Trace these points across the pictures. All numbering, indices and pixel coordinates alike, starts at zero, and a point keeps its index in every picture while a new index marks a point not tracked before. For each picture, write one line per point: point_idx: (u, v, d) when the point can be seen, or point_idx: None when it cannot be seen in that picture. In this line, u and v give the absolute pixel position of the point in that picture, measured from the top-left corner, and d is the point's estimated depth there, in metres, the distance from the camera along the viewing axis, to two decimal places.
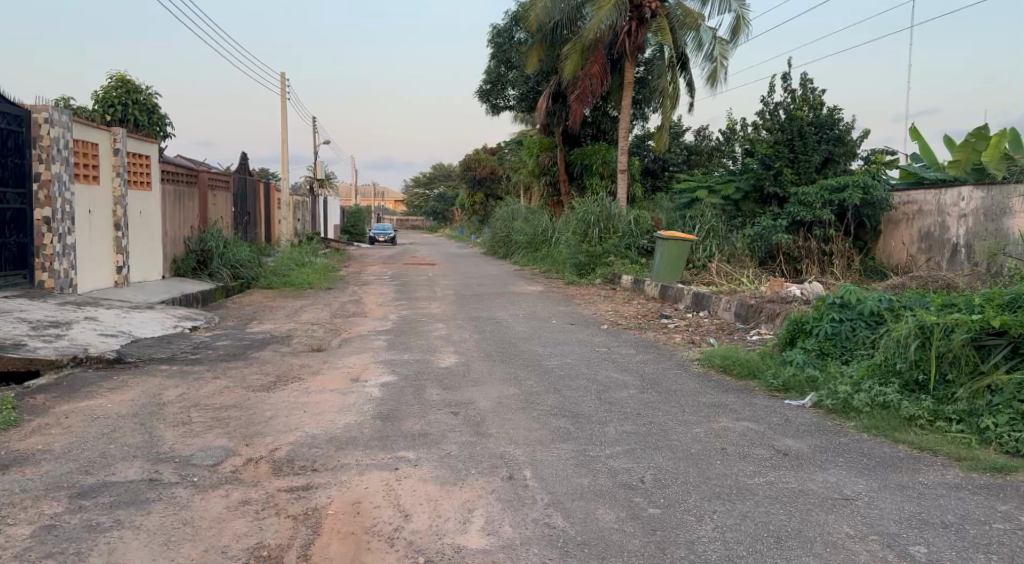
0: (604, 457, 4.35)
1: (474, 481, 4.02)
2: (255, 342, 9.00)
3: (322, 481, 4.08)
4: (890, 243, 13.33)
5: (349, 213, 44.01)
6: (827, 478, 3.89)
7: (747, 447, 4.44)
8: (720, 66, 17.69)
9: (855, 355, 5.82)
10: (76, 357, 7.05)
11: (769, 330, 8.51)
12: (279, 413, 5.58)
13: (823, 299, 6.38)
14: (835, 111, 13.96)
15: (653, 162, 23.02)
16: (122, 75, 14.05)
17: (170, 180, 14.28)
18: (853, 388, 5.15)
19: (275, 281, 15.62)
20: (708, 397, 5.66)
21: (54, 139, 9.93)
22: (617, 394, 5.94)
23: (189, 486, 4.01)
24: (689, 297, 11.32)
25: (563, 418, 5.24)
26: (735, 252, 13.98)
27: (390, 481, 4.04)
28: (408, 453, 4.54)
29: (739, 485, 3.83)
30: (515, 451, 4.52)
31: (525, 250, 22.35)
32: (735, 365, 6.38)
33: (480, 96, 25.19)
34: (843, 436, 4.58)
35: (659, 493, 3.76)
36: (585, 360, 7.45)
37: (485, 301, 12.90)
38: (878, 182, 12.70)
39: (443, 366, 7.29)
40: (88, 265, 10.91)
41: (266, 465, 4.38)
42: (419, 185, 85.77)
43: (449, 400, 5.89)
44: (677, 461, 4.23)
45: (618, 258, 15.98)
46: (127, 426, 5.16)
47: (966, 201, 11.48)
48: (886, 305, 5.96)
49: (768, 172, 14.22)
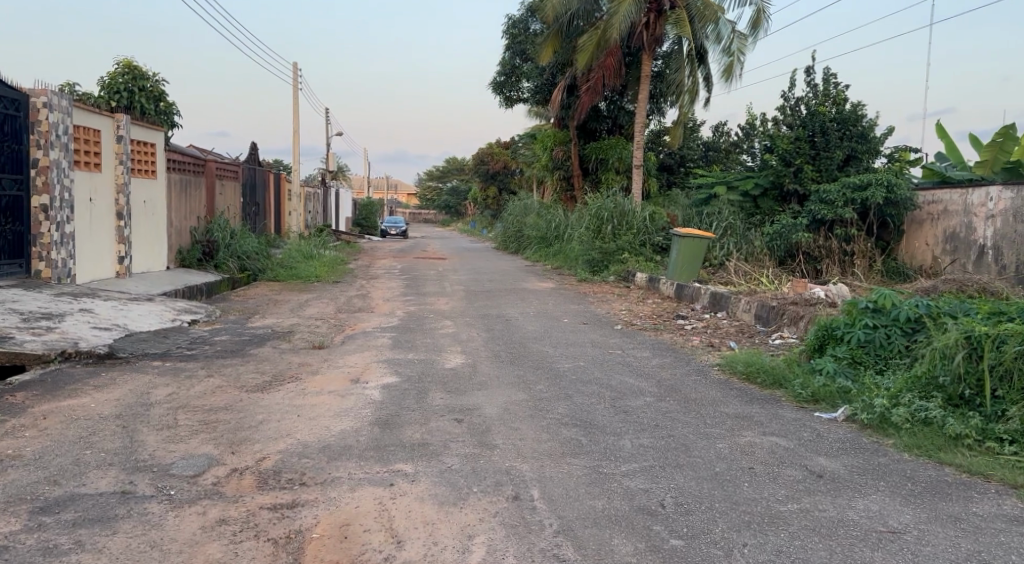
0: (619, 475, 3.96)
1: (477, 501, 3.64)
2: (255, 337, 8.67)
3: (310, 498, 3.72)
4: (914, 244, 12.79)
5: (362, 206, 43.72)
6: (868, 506, 3.47)
7: (777, 467, 4.04)
8: (736, 61, 17.01)
9: (891, 365, 5.38)
10: (65, 352, 6.73)
11: (792, 335, 8.07)
12: (272, 417, 5.23)
13: (854, 303, 5.94)
14: (860, 106, 13.44)
15: (668, 157, 22.66)
16: (128, 61, 13.79)
17: (176, 169, 13.97)
18: (890, 402, 4.73)
19: (282, 273, 15.32)
20: (732, 408, 5.26)
21: (54, 125, 9.61)
22: (632, 402, 5.55)
23: (163, 501, 3.68)
24: (707, 297, 10.88)
25: (575, 429, 4.86)
26: (754, 251, 13.50)
27: (383, 500, 3.67)
28: (406, 466, 4.17)
29: (771, 513, 3.42)
30: (522, 466, 4.13)
31: (538, 245, 21.95)
32: (760, 374, 5.95)
33: (494, 88, 24.83)
34: (882, 456, 4.16)
35: (681, 521, 3.37)
36: (599, 364, 7.06)
37: (495, 298, 12.51)
38: (902, 181, 12.19)
39: (448, 367, 6.92)
40: (88, 255, 10.63)
41: (251, 477, 4.03)
42: (432, 179, 85.40)
43: (453, 405, 5.51)
44: (700, 482, 3.83)
45: (632, 255, 15.56)
46: (107, 430, 4.84)
47: (995, 201, 10.97)
48: (924, 311, 5.52)
49: (788, 169, 13.76)
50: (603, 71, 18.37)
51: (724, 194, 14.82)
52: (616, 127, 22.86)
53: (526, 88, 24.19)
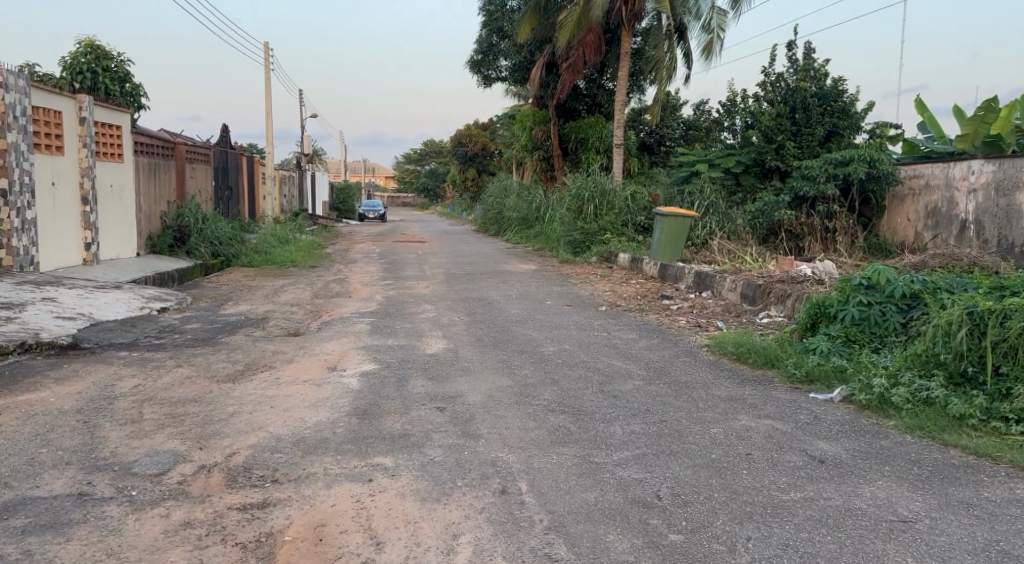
0: (611, 465, 3.75)
1: (461, 497, 3.41)
2: (228, 325, 8.34)
3: (282, 496, 3.46)
4: (896, 220, 12.70)
5: (339, 190, 42.99)
6: (875, 493, 3.32)
7: (776, 453, 3.86)
8: (716, 38, 16.70)
9: (887, 343, 5.24)
10: (25, 344, 6.38)
11: (780, 313, 7.94)
12: (243, 409, 4.96)
13: (848, 280, 5.77)
14: (840, 81, 13.30)
15: (648, 136, 22.44)
16: (91, 41, 13.24)
17: (144, 152, 13.46)
18: (889, 382, 4.59)
19: (257, 258, 14.90)
20: (724, 391, 5.08)
21: (10, 106, 9.11)
22: (621, 386, 5.34)
23: (123, 503, 3.41)
24: (691, 277, 10.71)
25: (563, 416, 4.64)
26: (736, 230, 13.38)
27: (362, 498, 3.42)
28: (385, 459, 3.93)
29: (773, 503, 3.24)
30: (509, 457, 3.92)
31: (519, 227, 21.68)
32: (752, 353, 5.78)
33: (471, 67, 24.37)
34: (884, 439, 4.01)
35: (680, 513, 3.17)
36: (584, 346, 6.85)
37: (476, 281, 12.24)
38: (884, 156, 12.07)
39: (429, 353, 6.67)
40: (51, 242, 10.20)
41: (219, 475, 3.76)
42: (409, 161, 84.35)
43: (435, 392, 5.27)
44: (697, 471, 3.64)
45: (614, 235, 15.39)
46: (67, 426, 4.54)
47: (977, 174, 10.89)
48: (920, 287, 5.37)
49: (770, 145, 13.60)
50: (582, 49, 18.06)
51: (706, 171, 14.62)
52: (596, 106, 22.54)
53: (504, 66, 23.79)
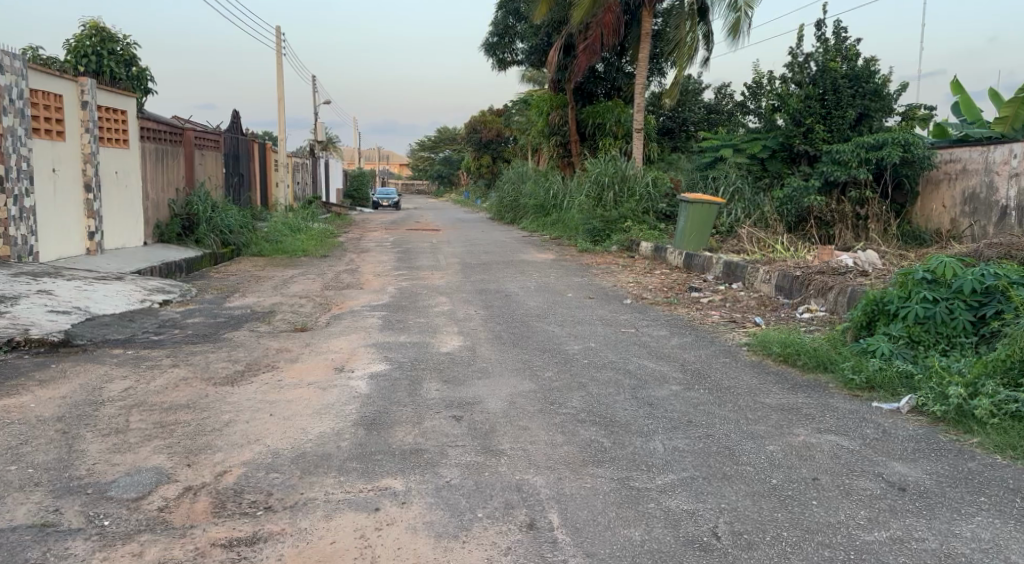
0: (655, 492, 3.23)
1: (482, 532, 2.91)
2: (232, 319, 7.88)
3: (274, 530, 2.98)
4: (931, 207, 12.01)
5: (353, 177, 42.47)
6: (977, 534, 2.78)
7: (846, 477, 3.33)
8: (743, 16, 15.85)
9: (956, 345, 4.67)
10: (10, 342, 5.97)
11: (821, 306, 7.37)
12: (240, 417, 4.48)
13: (908, 273, 5.16)
14: (873, 61, 12.60)
15: (669, 120, 21.79)
16: (96, 23, 12.78)
17: (152, 138, 13.00)
18: (966, 391, 4.02)
19: (267, 248, 14.47)
20: (774, 399, 4.53)
21: (6, 88, 8.67)
22: (656, 392, 4.80)
23: (92, 537, 2.95)
24: (720, 267, 10.14)
25: (595, 428, 4.12)
26: (764, 216, 12.74)
27: (366, 533, 2.93)
28: (395, 481, 3.44)
29: (856, 546, 2.71)
30: (537, 480, 3.41)
31: (536, 214, 21.11)
32: (800, 356, 5.21)
33: (486, 50, 23.76)
34: (970, 461, 3.46)
35: (744, 560, 2.65)
36: (612, 345, 6.31)
37: (492, 271, 11.71)
38: (919, 139, 11.37)
39: (443, 351, 6.17)
40: (51, 231, 9.76)
41: (206, 500, 3.29)
42: (423, 149, 83.78)
43: (451, 398, 4.77)
44: (758, 501, 3.11)
45: (635, 223, 14.79)
46: (43, 438, 4.08)
47: (1019, 158, 10.18)
48: (993, 282, 4.74)
49: (798, 129, 12.91)
50: (601, 29, 17.38)
51: (731, 156, 13.96)
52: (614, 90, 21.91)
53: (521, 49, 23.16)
